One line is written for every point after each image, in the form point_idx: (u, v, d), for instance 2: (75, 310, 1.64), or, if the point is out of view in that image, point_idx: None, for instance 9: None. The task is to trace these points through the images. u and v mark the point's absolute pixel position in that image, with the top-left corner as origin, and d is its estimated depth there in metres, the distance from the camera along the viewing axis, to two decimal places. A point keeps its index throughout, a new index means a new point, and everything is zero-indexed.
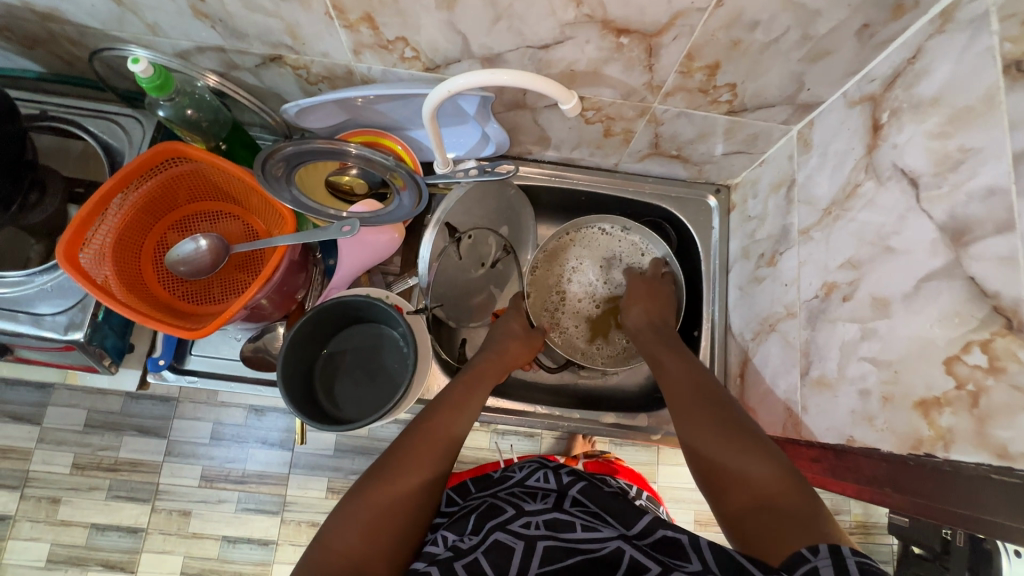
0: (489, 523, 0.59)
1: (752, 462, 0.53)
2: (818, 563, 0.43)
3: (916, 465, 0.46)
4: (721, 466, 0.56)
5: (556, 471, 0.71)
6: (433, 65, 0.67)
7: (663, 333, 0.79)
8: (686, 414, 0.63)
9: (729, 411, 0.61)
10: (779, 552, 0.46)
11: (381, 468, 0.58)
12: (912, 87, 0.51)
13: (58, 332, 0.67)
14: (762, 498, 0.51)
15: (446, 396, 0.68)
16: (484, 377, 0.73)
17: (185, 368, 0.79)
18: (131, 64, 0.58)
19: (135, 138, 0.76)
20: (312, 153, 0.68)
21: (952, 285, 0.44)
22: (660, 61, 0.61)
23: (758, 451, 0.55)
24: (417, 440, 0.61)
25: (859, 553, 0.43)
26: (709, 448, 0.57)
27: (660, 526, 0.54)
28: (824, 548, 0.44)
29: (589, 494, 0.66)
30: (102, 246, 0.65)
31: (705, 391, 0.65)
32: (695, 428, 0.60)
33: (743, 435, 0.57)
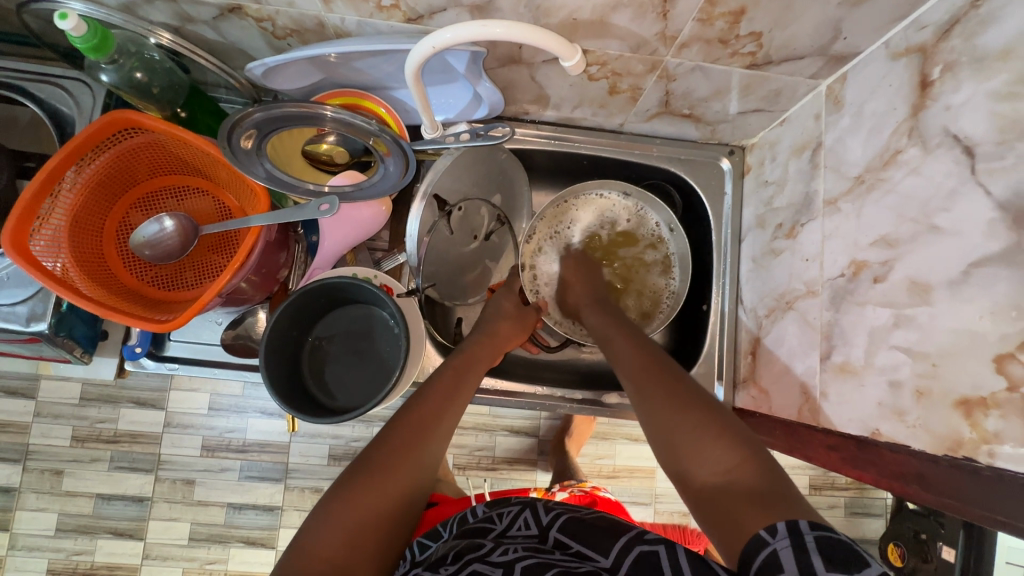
0: (468, 551, 0.49)
1: (710, 438, 0.49)
2: (777, 546, 0.38)
3: (951, 467, 0.42)
4: (676, 444, 0.51)
5: (535, 507, 0.55)
6: (415, 15, 0.58)
7: (608, 303, 0.76)
8: (642, 390, 0.58)
9: (688, 386, 0.56)
10: (739, 535, 0.41)
11: (365, 465, 0.52)
12: (975, 37, 0.43)
13: (19, 323, 0.62)
14: (721, 477, 0.46)
15: (435, 383, 0.63)
16: (475, 364, 0.68)
17: (165, 355, 0.74)
18: (59, 22, 0.51)
19: (85, 104, 0.68)
20: (283, 119, 0.60)
21: (1011, 273, 0.38)
22: (675, 7, 0.53)
23: (717, 425, 0.50)
24: (408, 431, 0.55)
25: (817, 528, 0.38)
26: (666, 426, 0.52)
27: (637, 543, 0.47)
28: (783, 526, 0.39)
29: (573, 529, 0.50)
30: (56, 231, 0.59)
31: (663, 365, 0.60)
32: (651, 406, 0.55)
33: (701, 407, 0.52)
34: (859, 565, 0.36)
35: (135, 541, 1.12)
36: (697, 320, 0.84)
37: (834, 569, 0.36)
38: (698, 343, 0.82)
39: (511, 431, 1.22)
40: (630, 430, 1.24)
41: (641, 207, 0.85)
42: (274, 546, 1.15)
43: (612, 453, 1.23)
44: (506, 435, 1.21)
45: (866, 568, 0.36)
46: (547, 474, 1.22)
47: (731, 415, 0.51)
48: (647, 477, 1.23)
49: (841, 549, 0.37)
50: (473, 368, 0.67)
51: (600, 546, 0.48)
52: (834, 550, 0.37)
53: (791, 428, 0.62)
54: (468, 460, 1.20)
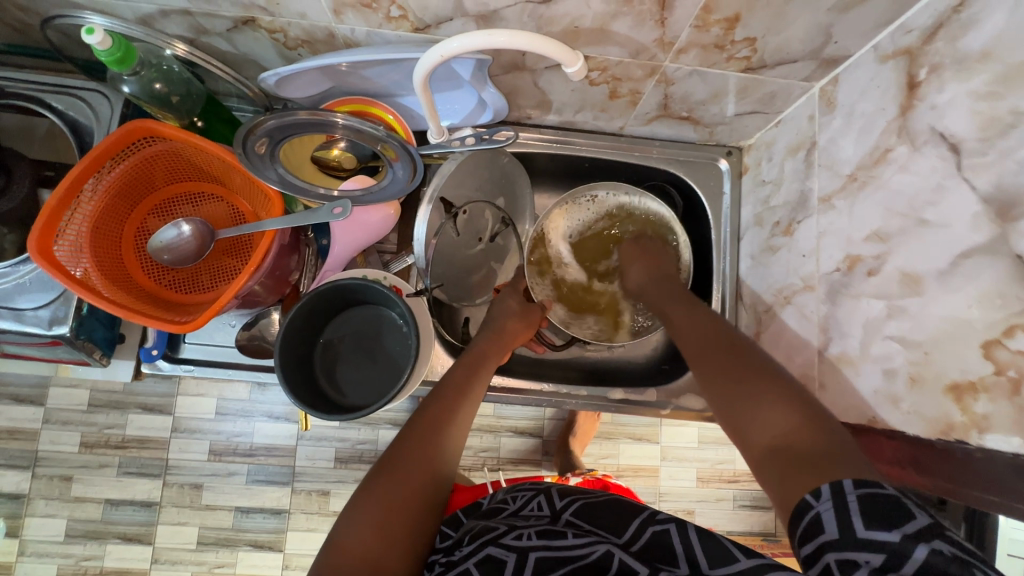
0: (484, 533, 0.51)
1: (771, 401, 0.47)
2: (820, 509, 0.38)
3: (944, 449, 0.44)
4: (735, 407, 0.49)
5: (549, 492, 0.58)
6: (423, 25, 0.61)
7: (666, 282, 0.75)
8: (702, 360, 0.57)
9: (749, 353, 0.54)
10: (790, 495, 0.40)
11: (389, 461, 0.53)
12: (957, 40, 0.46)
13: (42, 327, 0.64)
14: (778, 439, 0.44)
15: (448, 379, 0.65)
16: (485, 359, 0.70)
17: (180, 357, 0.76)
18: (87, 37, 0.53)
19: (103, 113, 0.70)
20: (296, 125, 0.63)
21: (996, 263, 0.40)
22: (673, 14, 0.55)
23: (780, 390, 0.48)
24: (426, 426, 0.57)
25: (861, 486, 0.37)
26: (725, 391, 0.51)
27: (649, 524, 0.50)
28: (826, 489, 0.38)
29: (585, 511, 0.53)
30: (78, 237, 0.61)
31: (724, 335, 0.58)
32: (711, 373, 0.54)
33: (762, 373, 0.50)
34: (902, 519, 0.35)
35: (144, 546, 1.14)
36: None
37: (875, 527, 0.35)
38: None
39: (515, 431, 1.23)
40: (632, 429, 1.26)
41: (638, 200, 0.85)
42: (282, 549, 1.16)
43: (615, 452, 1.25)
44: (510, 436, 1.23)
45: (908, 523, 0.35)
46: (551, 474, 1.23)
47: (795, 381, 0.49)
48: (650, 476, 1.24)
49: (885, 506, 0.36)
50: (485, 364, 0.70)
51: (615, 526, 0.51)
52: (877, 507, 0.36)
53: None
54: (473, 461, 1.22)
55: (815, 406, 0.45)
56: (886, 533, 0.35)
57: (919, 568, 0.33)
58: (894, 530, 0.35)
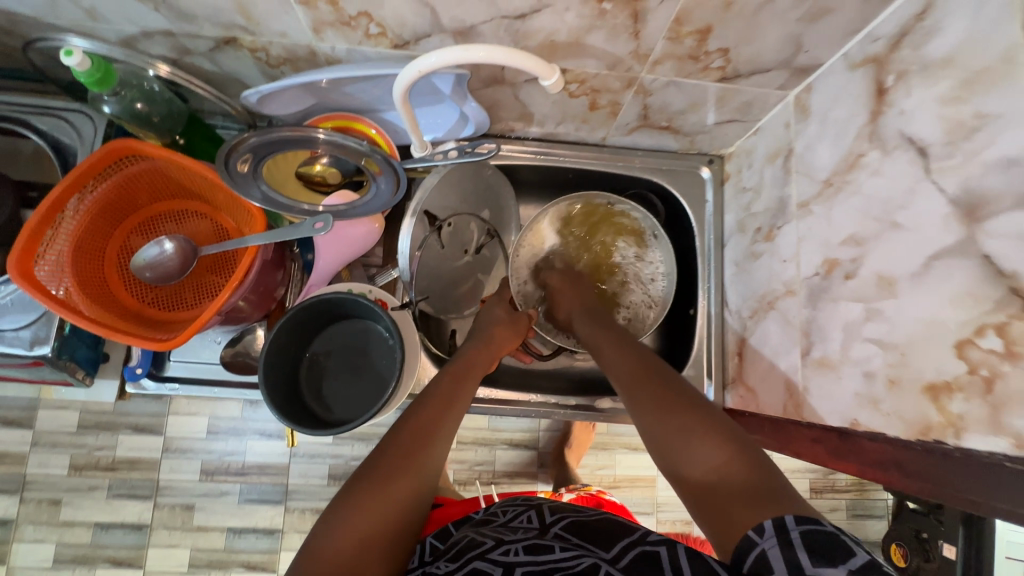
0: (469, 549, 0.51)
1: (700, 436, 0.50)
2: (765, 546, 0.41)
3: (924, 451, 0.44)
4: (668, 445, 0.52)
5: (541, 509, 0.58)
6: (402, 42, 0.62)
7: (596, 315, 0.76)
8: (634, 394, 0.60)
9: (678, 387, 0.58)
10: (731, 533, 0.43)
11: (369, 471, 0.53)
12: (922, 47, 0.47)
13: (22, 347, 0.64)
14: (713, 475, 0.48)
15: (433, 388, 0.65)
16: (472, 370, 0.70)
17: (165, 375, 0.76)
18: (65, 57, 0.54)
19: (87, 134, 0.71)
20: (278, 143, 0.63)
21: (966, 263, 0.41)
22: (647, 27, 0.56)
23: (706, 423, 0.52)
24: (408, 437, 0.57)
25: (801, 523, 0.41)
26: (658, 427, 0.54)
27: (638, 544, 0.48)
28: (770, 526, 0.41)
29: (575, 528, 0.53)
30: (60, 257, 0.61)
31: (652, 368, 0.62)
32: (644, 408, 0.57)
33: (691, 407, 0.54)
34: (845, 557, 0.38)
35: (134, 570, 1.12)
36: (685, 325, 0.86)
37: (821, 563, 0.38)
38: (687, 347, 0.84)
39: (510, 444, 1.23)
40: (628, 440, 1.25)
41: (629, 209, 0.84)
42: (276, 570, 1.15)
43: (612, 463, 1.24)
44: (505, 449, 1.22)
45: (849, 559, 0.38)
46: (547, 487, 1.22)
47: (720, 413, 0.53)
48: (648, 486, 1.24)
49: (828, 542, 0.39)
50: (472, 373, 0.69)
51: (605, 543, 0.49)
52: (821, 544, 0.39)
53: (777, 423, 0.64)
54: (468, 475, 1.21)
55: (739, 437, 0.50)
56: (832, 569, 0.38)
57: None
58: (838, 566, 0.38)
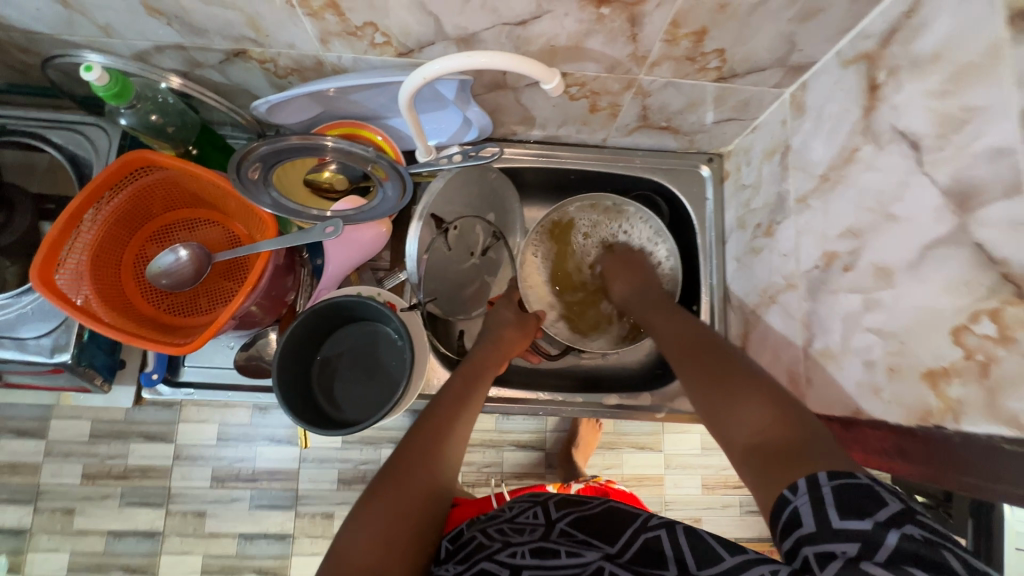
0: (477, 552, 0.51)
1: (750, 400, 0.52)
2: (797, 504, 0.41)
3: (924, 436, 0.45)
4: (719, 411, 0.54)
5: (547, 504, 0.57)
6: (406, 50, 0.64)
7: (648, 295, 0.79)
8: (687, 369, 0.62)
9: (732, 359, 0.59)
10: (771, 487, 0.44)
11: (390, 471, 0.55)
12: (911, 43, 0.48)
13: (44, 355, 0.66)
14: (759, 436, 0.49)
15: (446, 391, 0.66)
16: (484, 372, 0.71)
17: (180, 380, 0.77)
18: (85, 72, 0.56)
19: (101, 147, 0.73)
20: (287, 150, 0.65)
21: (959, 252, 0.42)
22: (643, 30, 0.58)
23: (757, 390, 0.53)
24: (425, 437, 0.58)
25: (835, 477, 0.40)
26: (710, 396, 0.56)
27: (641, 531, 0.50)
28: (803, 484, 0.41)
29: (581, 522, 0.53)
30: (79, 266, 0.63)
31: (705, 344, 0.64)
32: (698, 381, 0.59)
33: (743, 376, 0.55)
34: (875, 509, 0.38)
35: None
36: None
37: (849, 517, 0.38)
38: None
39: (518, 445, 1.24)
40: (635, 438, 1.26)
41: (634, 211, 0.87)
42: None
43: (619, 462, 1.25)
44: (513, 450, 1.24)
45: (881, 511, 0.37)
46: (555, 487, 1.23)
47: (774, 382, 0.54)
48: (656, 485, 1.24)
49: (858, 497, 0.38)
50: (484, 373, 0.71)
51: (608, 537, 0.51)
52: (850, 498, 0.39)
53: None
54: (476, 477, 1.22)
55: (790, 402, 0.50)
56: (861, 522, 0.37)
57: (893, 553, 0.35)
58: (867, 518, 0.37)
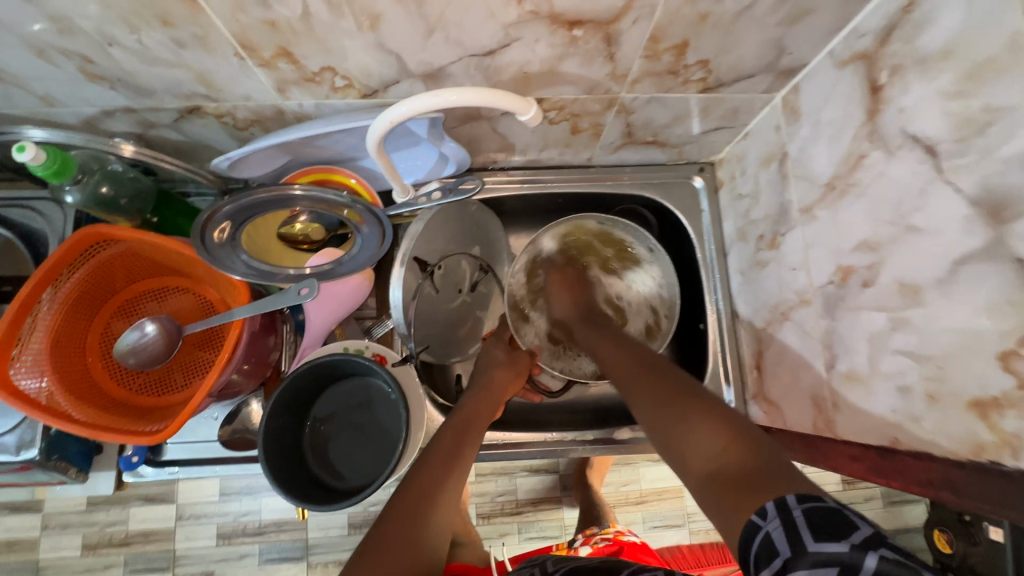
0: None
1: (697, 423, 0.48)
2: (769, 529, 0.37)
3: (977, 470, 0.41)
4: (675, 441, 0.49)
5: (544, 563, 0.52)
6: (370, 91, 0.60)
7: (589, 317, 0.79)
8: (637, 397, 0.57)
9: (677, 381, 0.56)
10: (736, 519, 0.40)
11: (373, 543, 0.48)
12: (914, 40, 0.44)
13: (9, 454, 0.60)
14: (713, 465, 0.44)
15: (434, 446, 0.61)
16: (474, 421, 0.66)
17: (163, 460, 0.72)
18: (18, 153, 0.50)
19: (56, 224, 0.68)
20: (254, 206, 0.61)
21: (997, 269, 0.38)
22: (621, 49, 0.54)
23: (705, 411, 0.49)
24: (410, 500, 0.53)
25: (803, 500, 0.37)
26: (660, 427, 0.52)
27: (636, 572, 0.46)
28: (772, 507, 0.37)
29: (577, 572, 0.49)
30: (36, 355, 0.58)
31: (653, 367, 0.60)
32: (648, 410, 0.54)
33: (688, 399, 0.52)
34: (848, 530, 0.34)
35: None
36: (697, 340, 0.83)
37: (824, 539, 0.34)
38: (701, 362, 0.81)
39: (531, 470, 1.18)
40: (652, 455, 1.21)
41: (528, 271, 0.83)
42: None
43: (637, 478, 1.19)
44: (527, 475, 1.18)
45: (855, 533, 0.34)
46: (574, 512, 1.17)
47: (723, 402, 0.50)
48: (676, 498, 1.19)
49: (829, 517, 0.35)
50: (474, 425, 0.66)
51: None
52: (824, 520, 0.35)
53: (810, 441, 0.61)
54: (492, 508, 1.17)
55: (742, 422, 0.47)
56: (836, 544, 0.34)
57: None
58: (843, 540, 0.34)
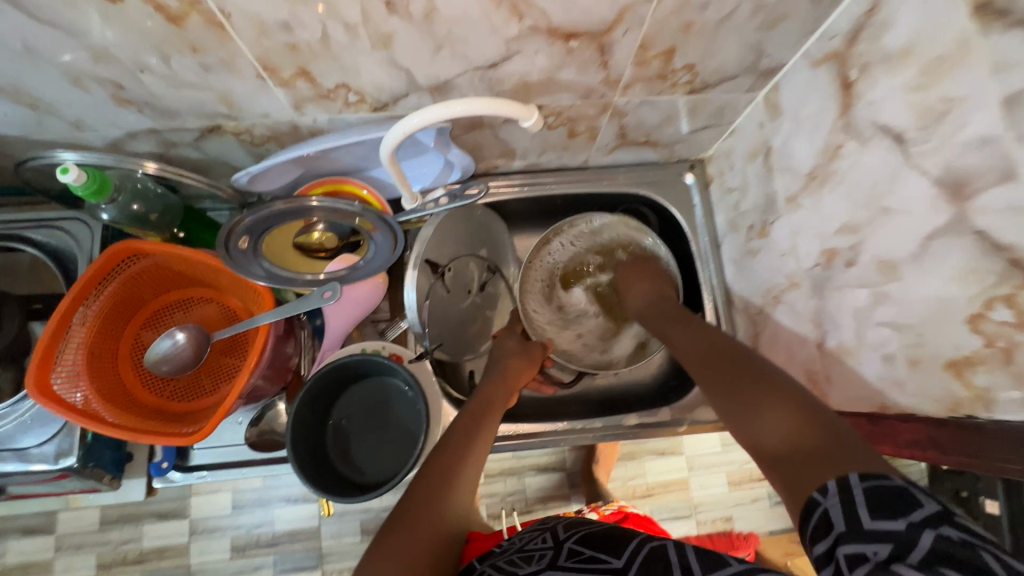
0: None
1: (771, 406, 0.49)
2: (828, 505, 0.37)
3: (957, 426, 0.45)
4: (749, 421, 0.50)
5: (555, 528, 0.56)
6: (381, 104, 0.64)
7: (662, 305, 0.77)
8: (710, 380, 0.58)
9: (751, 364, 0.55)
10: (800, 493, 0.40)
11: (400, 513, 0.53)
12: (878, 40, 0.49)
13: (49, 462, 0.64)
14: (785, 443, 0.45)
15: (453, 429, 0.64)
16: (493, 405, 0.70)
17: (191, 465, 0.75)
18: (61, 175, 0.55)
19: (84, 243, 0.71)
20: (273, 217, 0.64)
21: (962, 241, 0.42)
22: (614, 56, 0.58)
23: (781, 394, 0.49)
24: (432, 476, 0.57)
25: (866, 478, 0.37)
26: (732, 410, 0.53)
27: (646, 544, 0.49)
28: (831, 484, 0.38)
29: (586, 540, 0.52)
30: (75, 364, 0.61)
31: (725, 352, 0.60)
32: (722, 396, 0.55)
33: (764, 381, 0.52)
34: (908, 508, 0.34)
35: None
36: None
37: (881, 517, 0.34)
38: None
39: (537, 469, 1.22)
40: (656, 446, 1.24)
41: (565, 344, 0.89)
42: None
43: (642, 472, 1.23)
44: (534, 475, 1.21)
45: (915, 511, 0.34)
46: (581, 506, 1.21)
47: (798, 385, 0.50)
48: (681, 489, 1.23)
49: (889, 496, 0.35)
50: (491, 410, 0.69)
51: (613, 550, 0.49)
52: (884, 500, 0.35)
53: None
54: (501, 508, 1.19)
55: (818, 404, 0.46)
56: (893, 522, 0.33)
57: (927, 556, 0.32)
58: (900, 518, 0.33)
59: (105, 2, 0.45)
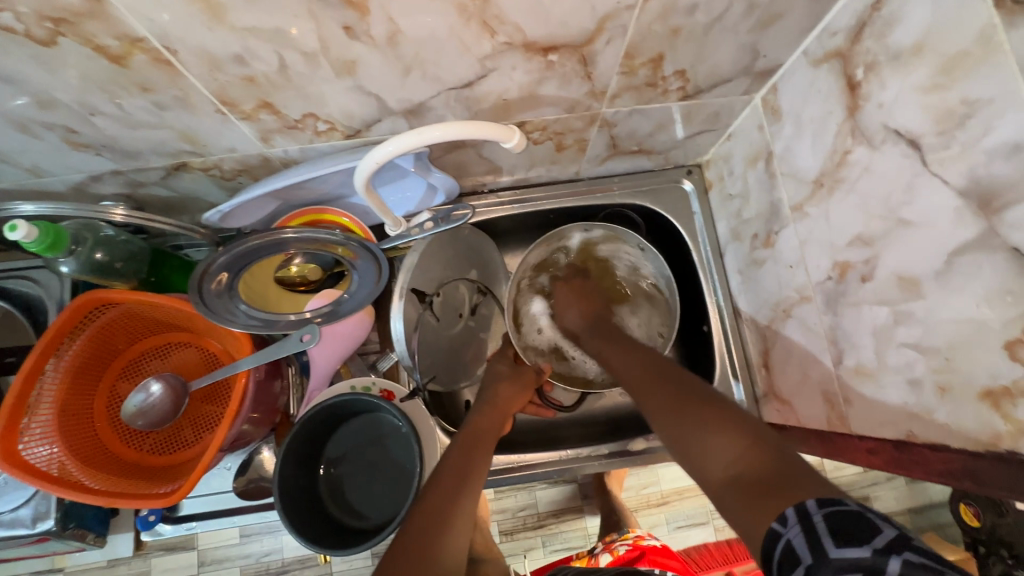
0: None
1: (714, 430, 0.48)
2: (790, 536, 0.36)
3: (995, 461, 0.40)
4: (691, 446, 0.49)
5: None
6: (353, 131, 0.60)
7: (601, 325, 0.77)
8: (647, 399, 0.57)
9: (693, 385, 0.55)
10: (755, 526, 0.39)
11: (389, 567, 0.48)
12: (886, 37, 0.44)
13: (26, 527, 0.61)
14: (732, 470, 0.44)
15: (443, 467, 0.60)
16: (484, 435, 0.66)
17: (181, 516, 0.72)
18: (9, 233, 0.51)
19: (54, 291, 0.68)
20: (248, 253, 0.60)
21: (993, 258, 0.38)
22: (597, 67, 0.54)
23: (721, 417, 0.49)
24: (422, 525, 0.52)
25: (824, 505, 0.36)
26: (673, 435, 0.51)
27: None
28: (792, 514, 0.37)
29: None
30: (45, 424, 0.58)
31: (665, 372, 0.59)
32: (662, 419, 0.54)
33: (705, 402, 0.51)
34: (871, 534, 0.33)
35: None
36: (702, 342, 0.83)
37: (846, 545, 0.33)
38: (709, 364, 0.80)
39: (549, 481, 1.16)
40: None
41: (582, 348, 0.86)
42: None
43: (657, 478, 1.17)
44: (545, 488, 1.16)
45: (879, 536, 0.32)
46: (596, 518, 1.15)
47: (742, 409, 0.49)
48: (697, 495, 1.17)
49: (851, 521, 0.34)
50: (483, 442, 0.65)
51: None
52: (847, 524, 0.34)
53: (826, 440, 0.60)
54: (514, 524, 1.15)
55: (756, 429, 0.46)
56: (858, 550, 0.32)
57: None
58: (865, 545, 0.32)
59: (40, 46, 0.42)
